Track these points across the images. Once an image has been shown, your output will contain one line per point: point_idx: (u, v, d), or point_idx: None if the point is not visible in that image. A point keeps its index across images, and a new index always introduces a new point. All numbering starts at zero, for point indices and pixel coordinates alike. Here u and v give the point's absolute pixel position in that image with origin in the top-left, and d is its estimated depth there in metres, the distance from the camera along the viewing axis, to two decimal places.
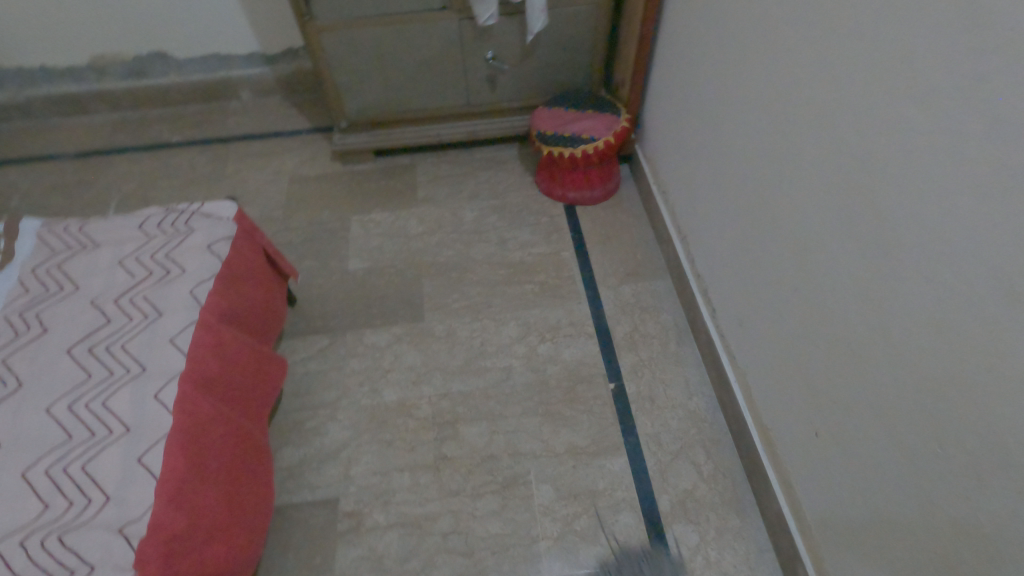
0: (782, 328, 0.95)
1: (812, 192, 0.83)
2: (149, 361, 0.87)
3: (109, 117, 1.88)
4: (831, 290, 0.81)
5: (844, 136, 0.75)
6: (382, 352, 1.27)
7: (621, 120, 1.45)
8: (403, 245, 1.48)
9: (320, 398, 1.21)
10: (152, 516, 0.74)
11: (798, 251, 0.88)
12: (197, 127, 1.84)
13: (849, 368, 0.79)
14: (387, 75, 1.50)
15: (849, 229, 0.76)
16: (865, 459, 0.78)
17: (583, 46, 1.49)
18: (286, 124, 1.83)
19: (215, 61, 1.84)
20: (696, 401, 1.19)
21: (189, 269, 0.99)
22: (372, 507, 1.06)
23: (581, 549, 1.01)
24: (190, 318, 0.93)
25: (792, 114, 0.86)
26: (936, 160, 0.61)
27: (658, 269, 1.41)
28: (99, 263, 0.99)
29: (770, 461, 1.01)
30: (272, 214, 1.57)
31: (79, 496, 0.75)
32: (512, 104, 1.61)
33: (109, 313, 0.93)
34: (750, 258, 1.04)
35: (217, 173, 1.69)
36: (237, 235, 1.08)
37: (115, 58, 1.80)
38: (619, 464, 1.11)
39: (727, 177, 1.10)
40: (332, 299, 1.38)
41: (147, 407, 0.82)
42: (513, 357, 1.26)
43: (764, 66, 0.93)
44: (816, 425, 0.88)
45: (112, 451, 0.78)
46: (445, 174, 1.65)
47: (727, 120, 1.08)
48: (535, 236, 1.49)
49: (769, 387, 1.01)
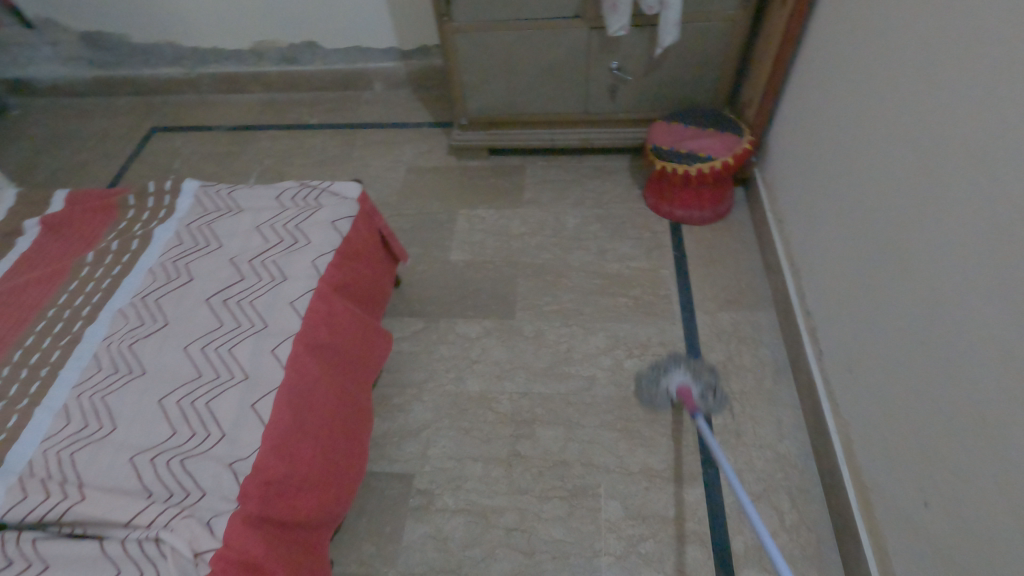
0: (896, 382, 0.88)
1: (953, 240, 0.76)
2: (271, 319, 0.97)
3: (261, 97, 2.10)
4: (964, 349, 0.73)
5: (1003, 184, 0.68)
6: (472, 343, 1.32)
7: (742, 142, 1.40)
8: (504, 243, 1.52)
9: (408, 378, 1.27)
10: (257, 459, 0.82)
11: (925, 301, 0.81)
12: (332, 112, 2.00)
13: (973, 438, 0.71)
14: (510, 78, 1.54)
15: (996, 286, 0.68)
16: (978, 542, 0.70)
17: (713, 63, 1.45)
18: (410, 116, 1.94)
19: (355, 53, 1.99)
20: (787, 445, 1.12)
21: (314, 241, 1.08)
22: (443, 490, 1.11)
23: (642, 573, 0.99)
24: (309, 286, 1.02)
25: (937, 152, 0.79)
26: None
27: (763, 300, 1.35)
28: (240, 226, 1.11)
29: (864, 524, 0.93)
30: (388, 199, 1.67)
31: (201, 428, 0.84)
32: (629, 115, 1.60)
33: (243, 272, 1.04)
34: (868, 301, 0.97)
35: (344, 156, 1.83)
36: (358, 215, 1.17)
37: (272, 45, 1.99)
38: (693, 495, 1.07)
39: (853, 214, 1.03)
40: (432, 285, 1.45)
41: (264, 361, 0.91)
42: (598, 368, 1.25)
43: (912, 97, 0.86)
44: (923, 494, 0.80)
45: (232, 394, 0.87)
46: (552, 179, 1.68)
47: (860, 152, 1.01)
48: (635, 250, 1.47)
49: (873, 444, 0.93)
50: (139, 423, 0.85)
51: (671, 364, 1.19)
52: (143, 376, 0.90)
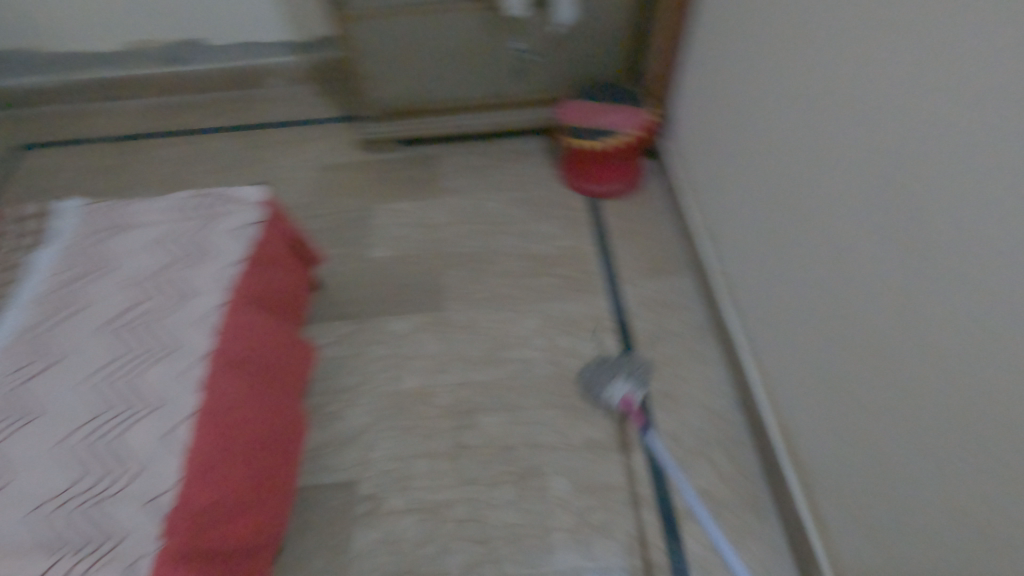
0: (809, 329, 0.94)
1: (850, 192, 0.81)
2: (180, 339, 0.89)
3: (144, 103, 1.93)
4: (864, 290, 0.80)
5: (885, 136, 0.74)
6: (404, 340, 1.29)
7: (648, 115, 1.44)
8: (426, 235, 1.49)
9: (341, 383, 1.23)
10: (181, 490, 0.76)
11: (829, 250, 0.87)
12: (228, 113, 1.87)
13: (876, 370, 0.78)
14: (415, 65, 1.50)
15: (886, 228, 0.75)
16: (889, 463, 0.77)
17: (613, 39, 1.48)
18: (314, 112, 1.85)
19: (246, 48, 1.87)
20: (716, 400, 1.18)
21: (220, 251, 1.01)
22: (390, 492, 1.08)
23: (595, 543, 1.01)
24: (220, 299, 0.95)
25: (829, 110, 0.85)
26: (977, 160, 0.60)
27: (682, 266, 1.40)
28: (132, 243, 1.02)
29: (791, 463, 1.00)
30: (298, 201, 1.59)
31: (112, 467, 0.77)
32: (538, 96, 1.61)
33: (142, 293, 0.95)
34: (778, 256, 1.03)
35: (246, 159, 1.72)
36: (266, 220, 1.10)
37: (151, 44, 1.83)
38: (635, 460, 1.11)
39: (755, 175, 1.09)
40: (356, 285, 1.40)
41: (178, 385, 0.85)
42: (533, 349, 1.26)
43: (804, 58, 0.91)
44: (839, 427, 0.87)
45: (145, 425, 0.81)
46: (469, 166, 1.66)
47: (757, 116, 1.07)
48: (558, 229, 1.48)
49: (792, 388, 1.00)
50: (37, 471, 0.76)
51: (611, 367, 1.18)
52: (36, 419, 0.81)
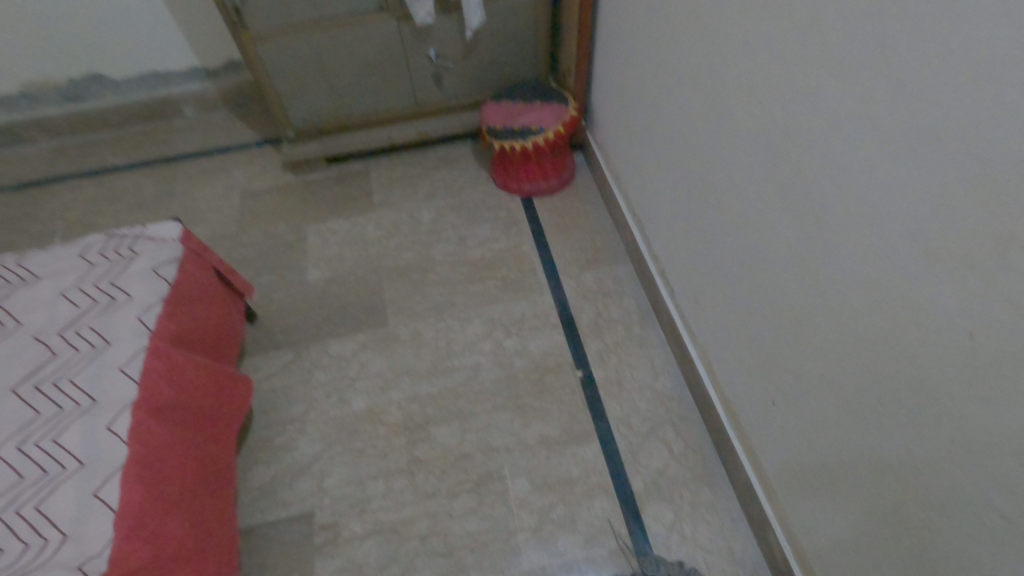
0: (736, 303, 0.97)
1: (755, 169, 0.85)
2: (100, 392, 0.85)
3: (49, 145, 1.83)
4: (777, 263, 0.84)
5: (777, 112, 0.77)
6: (348, 361, 1.26)
7: (568, 109, 1.46)
8: (362, 252, 1.46)
9: (287, 413, 1.19)
10: (113, 551, 0.72)
11: (744, 225, 0.90)
12: (141, 148, 1.79)
13: (796, 335, 0.82)
14: (330, 81, 1.48)
15: (786, 202, 0.79)
16: (818, 422, 0.80)
17: (526, 38, 1.49)
18: (234, 138, 1.80)
19: (154, 78, 1.79)
20: (663, 381, 1.20)
21: (135, 294, 0.96)
22: (348, 518, 1.06)
23: (559, 538, 1.02)
24: (139, 344, 0.91)
25: (727, 92, 0.89)
26: (850, 128, 0.64)
27: (618, 254, 1.43)
28: (39, 296, 0.96)
29: (736, 433, 1.03)
30: (226, 231, 1.54)
31: (34, 537, 0.73)
32: (460, 100, 1.61)
33: (54, 348, 0.90)
34: (702, 235, 1.06)
35: (165, 193, 1.65)
36: (184, 256, 1.06)
37: (48, 83, 1.74)
38: (590, 450, 1.12)
39: (672, 159, 1.12)
40: (294, 311, 1.36)
41: (100, 440, 0.80)
42: (480, 354, 1.26)
43: (700, 43, 0.94)
44: (772, 394, 0.90)
45: (67, 488, 0.76)
46: (399, 177, 1.64)
47: (667, 103, 1.10)
48: (494, 231, 1.48)
49: (728, 361, 1.03)
50: None
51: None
52: None
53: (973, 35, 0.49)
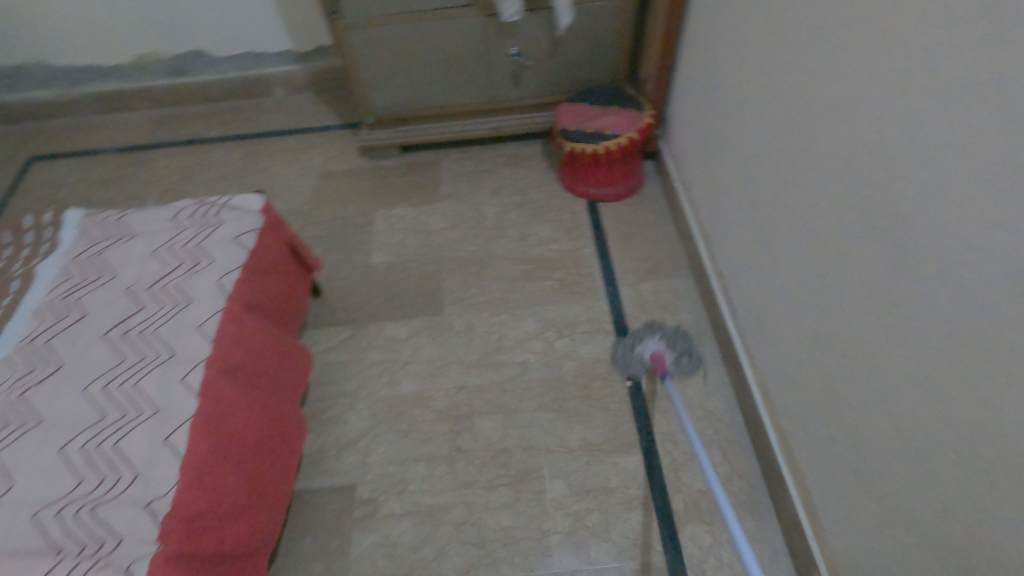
0: (801, 331, 0.94)
1: (834, 193, 0.81)
2: (177, 347, 0.91)
3: (151, 114, 1.97)
4: (850, 294, 0.80)
5: (866, 133, 0.73)
6: (402, 344, 1.30)
7: (644, 116, 1.44)
8: (425, 240, 1.50)
9: (341, 388, 1.24)
10: (176, 495, 0.77)
11: (817, 249, 0.87)
12: (231, 123, 1.91)
13: (863, 369, 0.78)
14: (411, 72, 1.52)
15: (867, 229, 0.74)
16: (879, 464, 0.76)
17: (608, 42, 1.48)
18: (316, 120, 1.88)
19: (249, 59, 1.90)
20: (713, 401, 1.17)
21: (217, 259, 1.03)
22: (387, 496, 1.09)
23: (591, 545, 1.01)
24: (216, 306, 0.97)
25: (812, 109, 0.85)
26: (949, 158, 0.60)
27: (680, 267, 1.40)
28: (133, 252, 1.04)
29: (786, 464, 0.99)
30: (300, 208, 1.62)
31: (110, 472, 0.79)
32: (535, 99, 1.61)
33: (142, 301, 0.97)
34: (769, 257, 1.03)
35: (249, 167, 1.75)
36: (263, 228, 1.12)
37: (156, 57, 1.88)
38: (631, 462, 1.10)
39: (747, 175, 1.09)
40: (356, 291, 1.41)
41: (175, 391, 0.86)
42: (530, 352, 1.27)
43: (789, 55, 0.91)
44: (831, 429, 0.86)
45: (141, 431, 0.82)
46: (468, 170, 1.67)
47: (747, 116, 1.07)
48: (555, 233, 1.49)
49: (786, 389, 0.99)
50: (38, 476, 0.78)
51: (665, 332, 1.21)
52: (37, 426, 0.83)
53: None
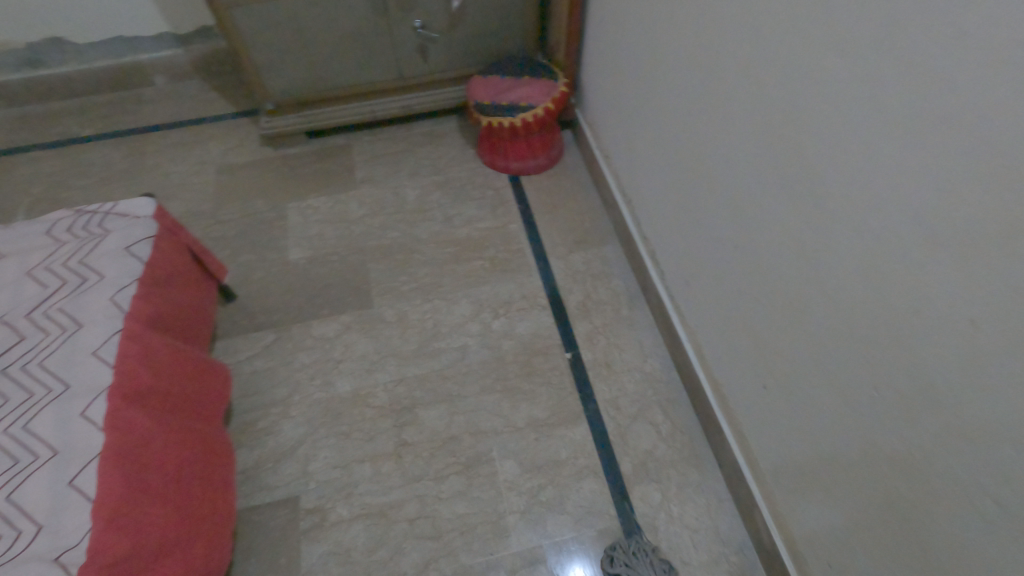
0: (726, 287, 0.97)
1: (748, 150, 0.83)
2: (72, 377, 0.81)
3: (8, 113, 1.73)
4: (770, 249, 0.82)
5: (773, 92, 0.75)
6: (332, 343, 1.23)
7: (558, 85, 1.42)
8: (345, 231, 1.42)
9: (270, 396, 1.16)
10: (91, 541, 0.70)
11: (737, 206, 0.89)
12: (108, 118, 1.71)
13: (786, 319, 0.81)
14: (309, 51, 1.41)
15: (783, 182, 0.76)
16: (809, 407, 0.80)
17: (515, 9, 1.44)
18: (207, 109, 1.72)
19: (120, 44, 1.70)
20: (651, 363, 1.20)
21: (107, 275, 0.92)
22: (334, 502, 1.04)
23: (548, 520, 1.02)
24: (113, 327, 0.87)
25: (720, 68, 0.86)
26: (853, 111, 0.62)
27: (607, 234, 1.41)
28: (3, 276, 0.91)
29: (724, 415, 1.03)
30: (200, 208, 1.48)
31: (6, 529, 0.69)
32: (445, 73, 1.55)
33: (21, 330, 0.85)
34: (692, 217, 1.05)
35: (136, 167, 1.58)
36: (158, 234, 1.01)
37: (3, 47, 1.63)
38: (578, 432, 1.11)
39: (662, 137, 1.10)
40: (275, 291, 1.32)
41: (75, 427, 0.77)
42: (467, 335, 1.24)
43: (693, 17, 0.91)
44: (763, 378, 0.90)
45: (40, 478, 0.73)
46: (383, 153, 1.59)
47: (659, 79, 1.07)
48: (481, 211, 1.45)
49: (717, 344, 1.03)
50: None
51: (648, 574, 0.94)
52: None
53: (987, 17, 0.47)
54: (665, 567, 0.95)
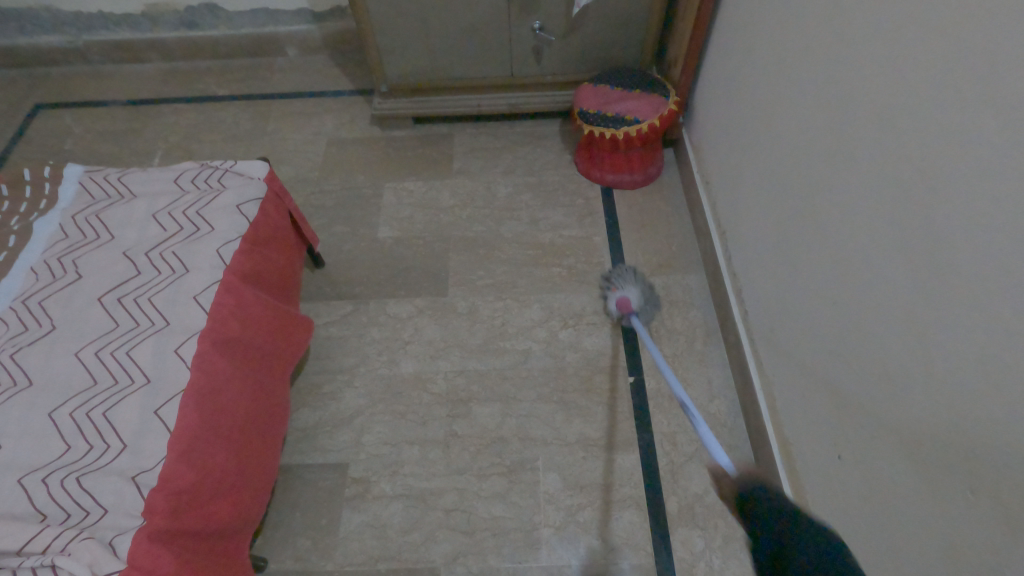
0: (812, 342, 0.90)
1: (864, 202, 0.76)
2: (172, 317, 0.89)
3: (161, 66, 1.92)
4: (870, 313, 0.75)
5: (905, 142, 0.68)
6: (403, 324, 1.28)
7: (668, 103, 1.38)
8: (433, 217, 1.46)
9: (339, 363, 1.22)
10: (164, 468, 0.76)
11: (840, 260, 0.82)
12: (242, 81, 1.85)
13: (876, 390, 0.74)
14: (429, 41, 1.46)
15: (899, 241, 0.70)
16: (886, 490, 0.73)
17: (637, 21, 1.41)
18: (328, 83, 1.83)
19: (262, 15, 1.84)
20: (717, 404, 1.14)
21: (217, 227, 1.00)
22: (379, 477, 1.08)
23: (581, 541, 1.00)
24: (214, 277, 0.94)
25: (846, 109, 0.80)
26: (1004, 179, 0.55)
27: (694, 262, 1.36)
28: (133, 214, 1.01)
29: (788, 476, 0.96)
30: (307, 175, 1.58)
31: (98, 441, 0.77)
32: (555, 77, 1.55)
33: (139, 266, 0.95)
34: (787, 261, 0.98)
35: (258, 129, 1.70)
36: (266, 197, 1.09)
37: (167, 7, 1.81)
38: (628, 460, 1.08)
39: (768, 173, 1.04)
40: (359, 265, 1.38)
41: (168, 361, 0.84)
42: (533, 340, 1.24)
43: (824, 50, 0.85)
44: (838, 447, 0.83)
45: (132, 401, 0.81)
46: (482, 147, 1.62)
47: (775, 110, 1.01)
48: (567, 218, 1.45)
49: (793, 400, 0.96)
50: (27, 440, 0.77)
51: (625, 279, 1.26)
52: (28, 389, 0.81)
53: None
54: (644, 278, 1.27)
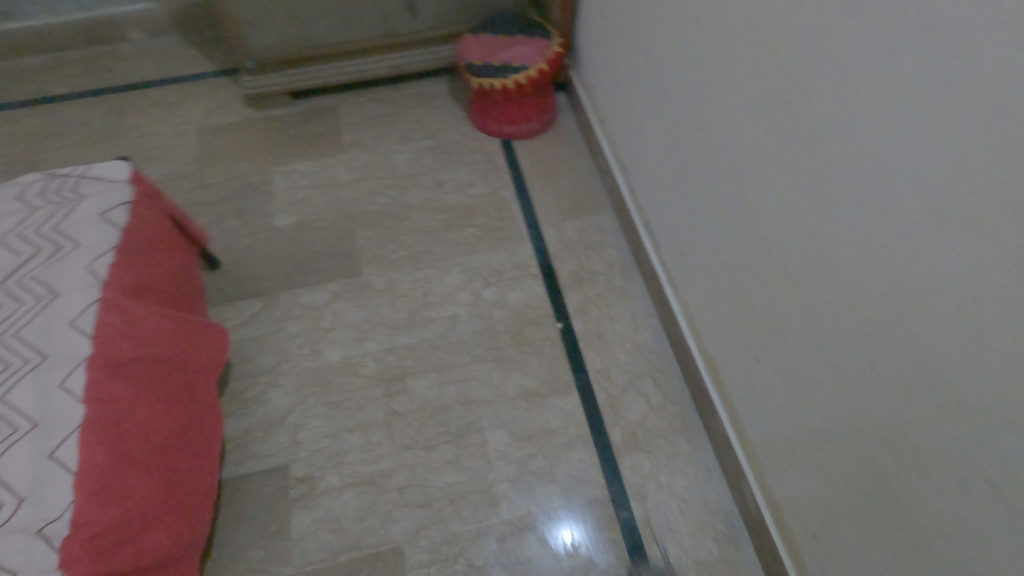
0: (720, 259, 0.95)
1: (746, 116, 0.79)
2: (49, 348, 0.79)
3: None
4: (766, 220, 0.80)
5: (774, 53, 0.71)
6: (320, 312, 1.21)
7: (552, 45, 1.36)
8: (332, 196, 1.38)
9: (258, 365, 1.15)
10: (75, 514, 0.69)
11: (733, 175, 0.86)
12: (82, 75, 1.63)
13: (779, 291, 0.80)
14: (292, 6, 1.35)
15: (780, 145, 0.73)
16: (800, 380, 0.79)
17: None
18: (187, 67, 1.65)
19: None
20: (643, 334, 1.19)
21: (84, 242, 0.89)
22: (324, 470, 1.04)
23: (537, 488, 1.02)
24: (91, 296, 0.84)
25: (718, 27, 0.82)
26: (861, 74, 0.59)
27: (602, 202, 1.38)
28: None
29: (714, 386, 1.03)
30: (183, 171, 1.43)
31: None
32: (435, 32, 1.49)
33: None
34: (687, 186, 1.02)
35: (114, 128, 1.52)
36: (135, 200, 0.98)
37: None
38: (569, 402, 1.11)
39: (657, 102, 1.07)
40: (260, 259, 1.29)
41: (55, 398, 0.75)
42: (458, 305, 1.22)
43: None
44: (755, 351, 0.89)
45: (20, 450, 0.71)
46: (371, 115, 1.54)
47: (654, 39, 1.03)
48: (472, 176, 1.42)
49: (710, 315, 1.02)
50: None
51: None
52: None
53: None
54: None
